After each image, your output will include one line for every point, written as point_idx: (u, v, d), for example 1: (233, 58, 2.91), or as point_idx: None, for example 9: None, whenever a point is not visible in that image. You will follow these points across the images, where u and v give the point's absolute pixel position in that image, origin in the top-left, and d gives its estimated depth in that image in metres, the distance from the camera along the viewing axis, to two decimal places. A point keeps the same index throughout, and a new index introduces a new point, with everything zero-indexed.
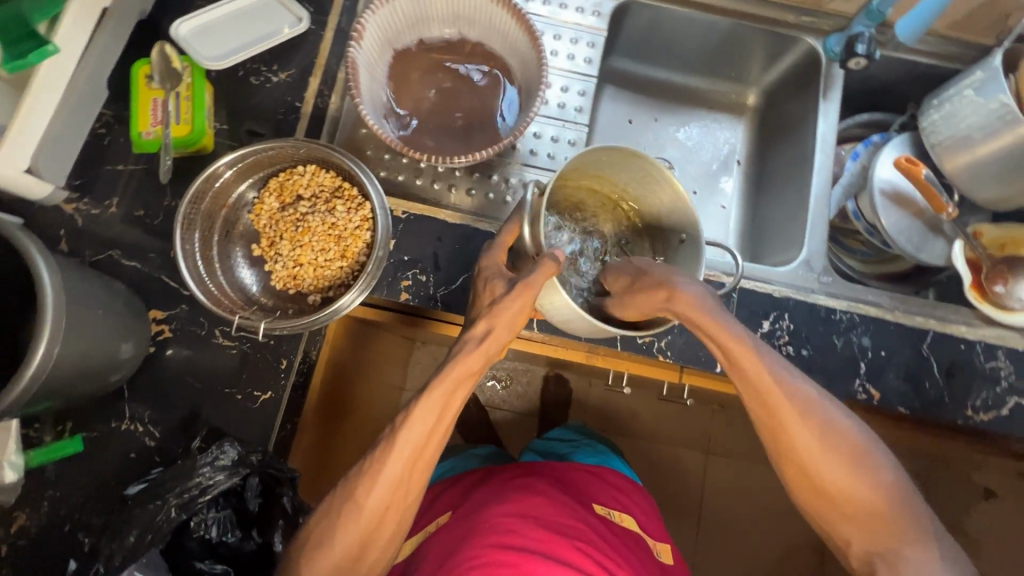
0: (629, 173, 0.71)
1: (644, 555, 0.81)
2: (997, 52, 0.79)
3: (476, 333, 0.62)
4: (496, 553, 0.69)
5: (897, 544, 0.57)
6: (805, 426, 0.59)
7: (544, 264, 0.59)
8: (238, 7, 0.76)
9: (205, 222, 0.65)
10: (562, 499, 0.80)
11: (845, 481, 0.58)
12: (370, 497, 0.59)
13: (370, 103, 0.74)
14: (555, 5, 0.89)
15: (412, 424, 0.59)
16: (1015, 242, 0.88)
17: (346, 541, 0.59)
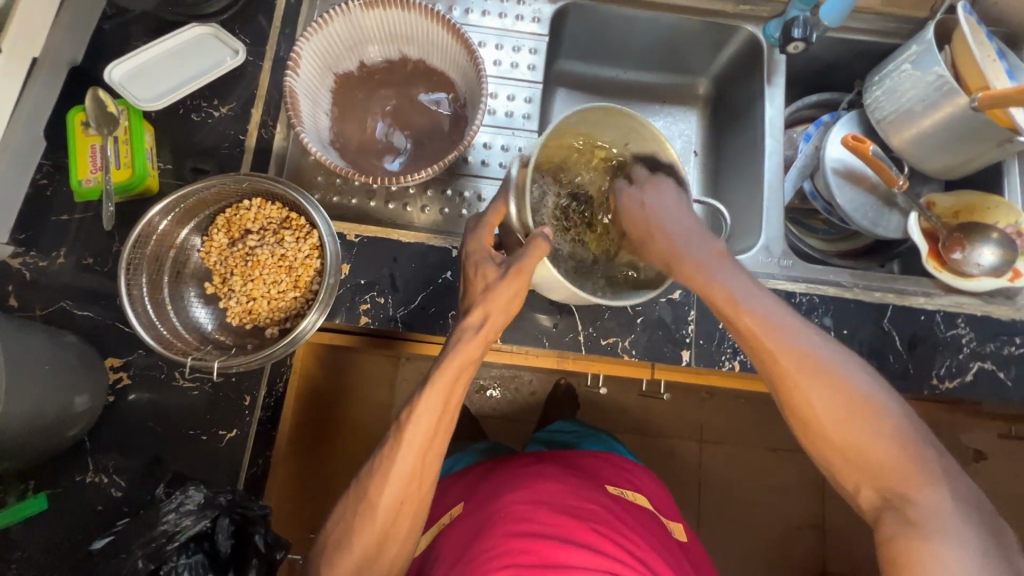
0: (615, 131, 0.71)
1: (659, 529, 0.81)
2: (929, 25, 0.80)
3: (473, 320, 0.63)
4: (512, 540, 0.69)
5: (908, 491, 0.53)
6: (801, 373, 0.58)
7: (535, 243, 0.62)
8: (172, 46, 0.75)
9: (153, 265, 0.64)
10: (576, 483, 0.80)
11: (849, 424, 0.56)
12: (383, 496, 0.60)
13: (313, 132, 0.74)
14: (495, 15, 0.90)
15: (417, 416, 0.60)
16: (969, 208, 0.89)
17: (363, 541, 0.60)
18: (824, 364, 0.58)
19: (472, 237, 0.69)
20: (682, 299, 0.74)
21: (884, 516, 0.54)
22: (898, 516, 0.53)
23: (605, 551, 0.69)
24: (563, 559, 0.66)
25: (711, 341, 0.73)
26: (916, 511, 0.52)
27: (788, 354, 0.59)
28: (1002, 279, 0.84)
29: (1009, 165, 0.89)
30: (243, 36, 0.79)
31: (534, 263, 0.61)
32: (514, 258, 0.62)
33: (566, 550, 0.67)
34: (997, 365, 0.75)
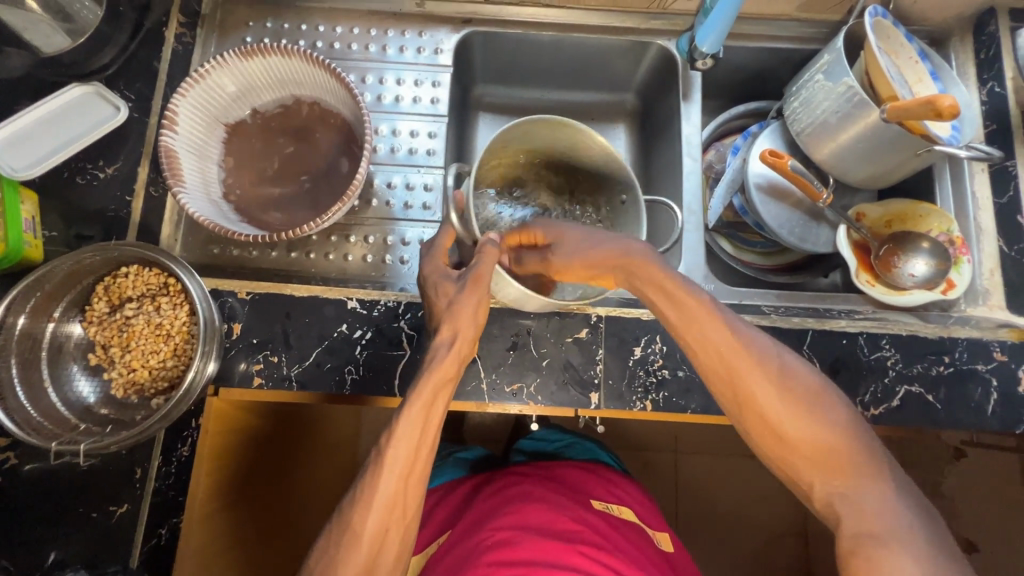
0: (560, 142, 0.81)
1: (646, 544, 0.78)
2: (839, 33, 0.76)
3: (444, 338, 0.63)
4: (500, 569, 0.66)
5: (860, 483, 0.52)
6: (754, 368, 0.57)
7: (484, 249, 0.66)
8: (48, 109, 0.72)
9: (24, 344, 0.61)
10: (561, 503, 0.79)
11: (801, 421, 0.55)
12: (366, 522, 0.55)
13: (196, 188, 0.72)
14: (397, 49, 0.87)
15: (398, 439, 0.57)
16: (901, 217, 0.85)
17: (346, 574, 0.53)
18: (774, 359, 0.57)
19: (429, 264, 0.71)
20: (589, 338, 0.71)
21: (839, 514, 0.52)
22: (851, 512, 0.51)
23: (591, 571, 0.66)
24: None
25: (621, 380, 0.70)
26: (867, 506, 0.50)
27: (741, 349, 0.58)
28: (934, 292, 0.80)
29: (939, 170, 0.85)
30: (127, 92, 0.77)
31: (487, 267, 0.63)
32: (472, 269, 0.65)
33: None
34: (925, 387, 0.72)
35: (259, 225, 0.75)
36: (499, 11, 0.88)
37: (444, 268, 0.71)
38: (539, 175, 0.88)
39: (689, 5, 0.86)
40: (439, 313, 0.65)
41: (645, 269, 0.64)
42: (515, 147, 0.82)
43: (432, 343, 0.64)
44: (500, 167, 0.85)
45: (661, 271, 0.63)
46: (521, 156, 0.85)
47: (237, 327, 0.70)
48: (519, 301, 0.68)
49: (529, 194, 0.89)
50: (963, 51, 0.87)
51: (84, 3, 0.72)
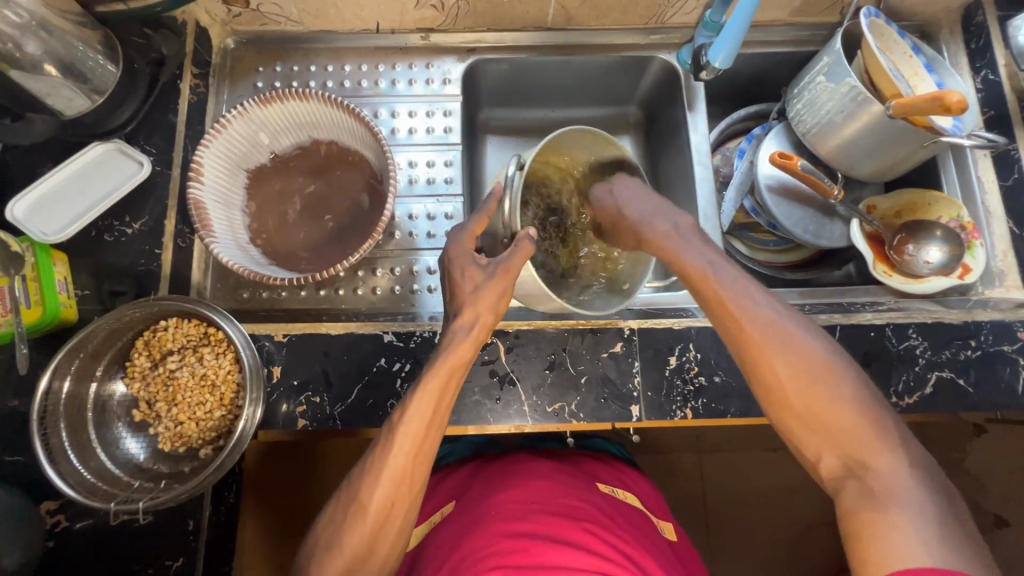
0: (594, 149, 0.81)
1: (649, 529, 0.78)
2: (836, 36, 0.79)
3: (463, 321, 0.65)
4: (504, 540, 0.66)
5: (869, 456, 0.54)
6: (767, 347, 0.60)
7: (521, 245, 0.66)
8: (73, 169, 0.73)
9: (70, 408, 0.61)
10: (568, 483, 0.79)
11: (808, 396, 0.57)
12: (375, 494, 0.59)
13: (226, 235, 0.73)
14: (406, 82, 0.89)
15: (409, 415, 0.61)
16: (911, 206, 0.87)
17: (352, 542, 0.59)
18: (785, 337, 0.60)
19: (453, 243, 0.72)
20: (624, 351, 0.73)
21: (845, 485, 0.54)
22: (857, 483, 0.53)
23: (597, 548, 0.65)
24: (552, 559, 0.63)
25: (660, 391, 0.71)
26: (874, 476, 0.52)
27: (754, 328, 0.61)
28: (952, 278, 0.82)
29: (943, 161, 0.87)
30: (147, 147, 0.78)
31: (518, 262, 0.64)
32: (501, 261, 0.66)
33: (557, 551, 0.64)
34: (955, 372, 0.73)
35: (289, 265, 0.76)
36: (503, 37, 0.90)
37: (471, 251, 0.71)
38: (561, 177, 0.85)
39: (687, 19, 0.88)
40: (464, 296, 0.67)
41: (671, 249, 0.71)
42: (549, 150, 0.80)
43: (450, 325, 0.66)
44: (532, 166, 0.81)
45: (677, 250, 0.71)
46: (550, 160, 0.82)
47: (277, 369, 0.71)
48: (535, 295, 0.70)
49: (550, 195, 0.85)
50: (953, 42, 0.89)
51: (105, 66, 0.73)
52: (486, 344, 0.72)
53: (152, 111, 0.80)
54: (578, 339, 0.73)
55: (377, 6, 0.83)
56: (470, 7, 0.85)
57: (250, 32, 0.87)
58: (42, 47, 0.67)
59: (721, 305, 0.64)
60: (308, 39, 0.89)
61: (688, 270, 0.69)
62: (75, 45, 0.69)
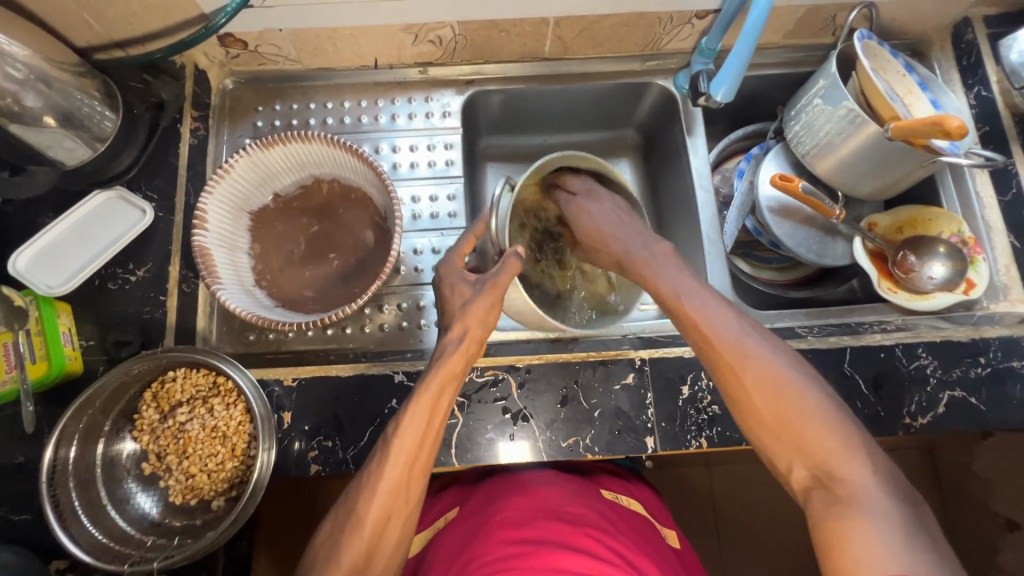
0: (589, 182, 0.83)
1: (654, 537, 0.74)
2: (831, 59, 0.80)
3: (452, 337, 0.65)
4: (506, 547, 0.64)
5: (834, 464, 0.53)
6: (737, 361, 0.60)
7: (510, 262, 0.66)
8: (75, 220, 0.73)
9: (80, 466, 0.61)
10: (573, 487, 0.75)
11: (778, 409, 0.57)
12: (370, 508, 0.58)
13: (232, 280, 0.72)
14: (406, 117, 0.89)
15: (404, 423, 0.60)
16: (911, 222, 0.87)
17: (352, 556, 0.57)
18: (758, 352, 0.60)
19: (445, 263, 0.72)
20: (636, 382, 0.72)
21: (815, 496, 0.53)
22: (827, 492, 0.52)
23: (600, 554, 0.62)
24: (556, 562, 0.60)
25: (674, 422, 0.71)
26: (840, 485, 0.52)
27: (726, 343, 0.61)
28: (956, 293, 0.82)
29: (941, 178, 0.88)
30: (149, 192, 0.78)
31: (506, 277, 0.64)
32: (488, 277, 0.67)
33: (560, 555, 0.61)
34: (967, 391, 0.73)
35: (295, 307, 0.75)
36: (501, 69, 0.91)
37: (460, 269, 0.72)
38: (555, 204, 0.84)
39: (683, 44, 0.88)
40: (454, 312, 0.67)
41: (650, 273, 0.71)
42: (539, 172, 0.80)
43: (441, 339, 0.66)
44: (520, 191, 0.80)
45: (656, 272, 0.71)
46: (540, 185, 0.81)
47: (288, 415, 0.70)
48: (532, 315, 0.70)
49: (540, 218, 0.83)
50: (945, 59, 0.91)
51: (104, 113, 0.72)
52: (497, 381, 0.72)
53: (154, 156, 0.79)
54: (589, 372, 0.73)
55: (376, 44, 0.84)
56: (468, 41, 0.85)
57: (249, 72, 0.87)
58: (41, 98, 0.67)
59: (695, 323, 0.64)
60: (307, 77, 0.89)
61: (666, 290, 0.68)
62: (75, 94, 0.69)
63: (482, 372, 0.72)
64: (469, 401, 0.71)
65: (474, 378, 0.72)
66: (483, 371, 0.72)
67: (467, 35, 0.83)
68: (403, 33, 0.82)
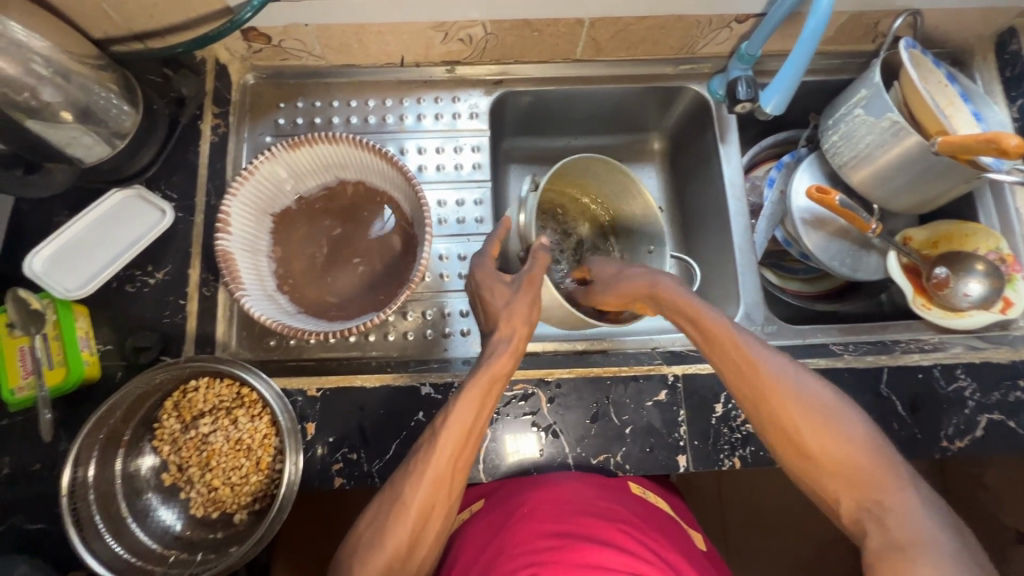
0: (612, 188, 0.82)
1: (683, 538, 0.65)
2: (874, 68, 0.77)
3: (503, 336, 0.63)
4: (538, 539, 0.55)
5: (884, 496, 0.49)
6: (778, 388, 0.55)
7: (538, 255, 0.67)
8: (93, 218, 0.71)
9: (101, 479, 0.60)
10: (600, 480, 0.66)
11: (822, 437, 0.52)
12: (416, 496, 0.56)
13: (255, 285, 0.70)
14: (432, 117, 0.86)
15: (451, 421, 0.58)
16: (947, 237, 0.85)
17: (394, 543, 0.54)
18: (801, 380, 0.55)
19: (479, 266, 0.69)
20: (668, 399, 0.71)
21: (865, 527, 0.49)
22: (876, 526, 0.48)
23: (631, 549, 0.54)
24: (587, 558, 0.51)
25: (707, 440, 0.69)
26: (889, 517, 0.48)
27: (766, 371, 0.56)
28: (993, 312, 0.80)
29: (980, 195, 0.86)
30: (169, 192, 0.75)
31: (541, 270, 0.64)
32: (524, 272, 0.66)
33: (595, 550, 0.52)
34: (1005, 414, 0.72)
35: (318, 313, 0.73)
36: (531, 69, 0.88)
37: (495, 271, 0.69)
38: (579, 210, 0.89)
39: (720, 48, 0.86)
40: (497, 312, 0.65)
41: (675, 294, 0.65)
42: (568, 180, 0.84)
43: (488, 340, 0.64)
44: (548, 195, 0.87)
45: (687, 298, 0.64)
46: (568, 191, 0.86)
47: (312, 425, 0.68)
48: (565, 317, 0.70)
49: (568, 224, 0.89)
50: (987, 70, 0.88)
51: (121, 107, 0.69)
52: (526, 395, 0.70)
53: (174, 153, 0.77)
54: (622, 388, 0.71)
55: (404, 41, 0.81)
56: (498, 40, 0.82)
57: (270, 67, 0.84)
58: (59, 93, 0.64)
59: (731, 350, 0.59)
60: (329, 73, 0.86)
61: (699, 319, 0.62)
62: (94, 89, 0.66)
63: (511, 385, 0.71)
64: (497, 416, 0.69)
65: (502, 391, 0.70)
66: (512, 385, 0.71)
67: (499, 35, 0.80)
68: (432, 31, 0.79)
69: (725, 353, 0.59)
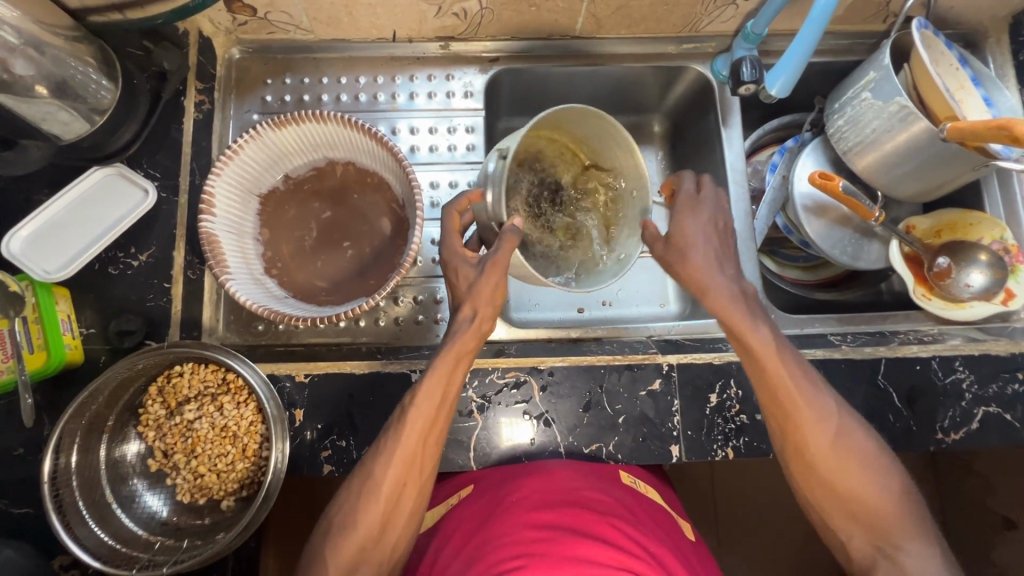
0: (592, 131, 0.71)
1: (674, 529, 0.65)
2: (884, 49, 0.74)
3: (464, 315, 0.61)
4: (525, 530, 0.54)
5: (902, 542, 0.55)
6: (821, 434, 0.58)
7: (505, 237, 0.61)
8: (72, 199, 0.69)
9: (84, 465, 0.59)
10: (590, 469, 0.65)
11: (854, 479, 0.57)
12: (386, 473, 0.57)
13: (241, 269, 0.68)
14: (425, 95, 0.84)
15: (420, 398, 0.58)
16: (951, 226, 0.83)
17: (367, 520, 0.56)
18: (840, 428, 0.58)
19: (443, 245, 0.66)
20: (663, 388, 0.70)
21: (875, 565, 0.56)
22: (889, 566, 0.55)
23: (622, 544, 0.53)
24: (574, 552, 0.50)
25: (700, 430, 0.69)
26: (904, 560, 0.54)
27: (812, 414, 0.58)
28: (994, 304, 0.79)
29: (987, 183, 0.84)
30: (152, 170, 0.73)
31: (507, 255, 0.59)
32: (488, 254, 0.61)
33: (583, 543, 0.51)
34: (1002, 407, 0.71)
35: (306, 298, 0.72)
36: (528, 47, 0.85)
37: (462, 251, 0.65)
38: (561, 155, 0.77)
39: (724, 26, 0.82)
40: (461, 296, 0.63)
41: (732, 312, 0.61)
42: (548, 124, 0.72)
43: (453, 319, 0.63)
44: (525, 139, 0.74)
45: (739, 312, 0.61)
46: (546, 134, 0.74)
47: (300, 412, 0.67)
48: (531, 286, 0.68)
49: (546, 171, 0.78)
50: (1000, 53, 0.85)
51: (100, 82, 0.66)
52: (518, 383, 0.69)
53: (156, 130, 0.74)
54: (617, 377, 0.70)
55: (396, 14, 0.77)
56: (495, 15, 0.78)
57: (256, 40, 0.81)
58: (32, 66, 0.61)
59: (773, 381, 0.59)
60: (319, 48, 0.82)
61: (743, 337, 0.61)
62: (69, 61, 0.63)
63: (503, 373, 0.70)
64: (488, 403, 0.69)
65: (494, 379, 0.69)
66: (504, 373, 0.69)
67: (495, 9, 0.77)
68: (425, 5, 0.75)
69: (774, 389, 0.59)
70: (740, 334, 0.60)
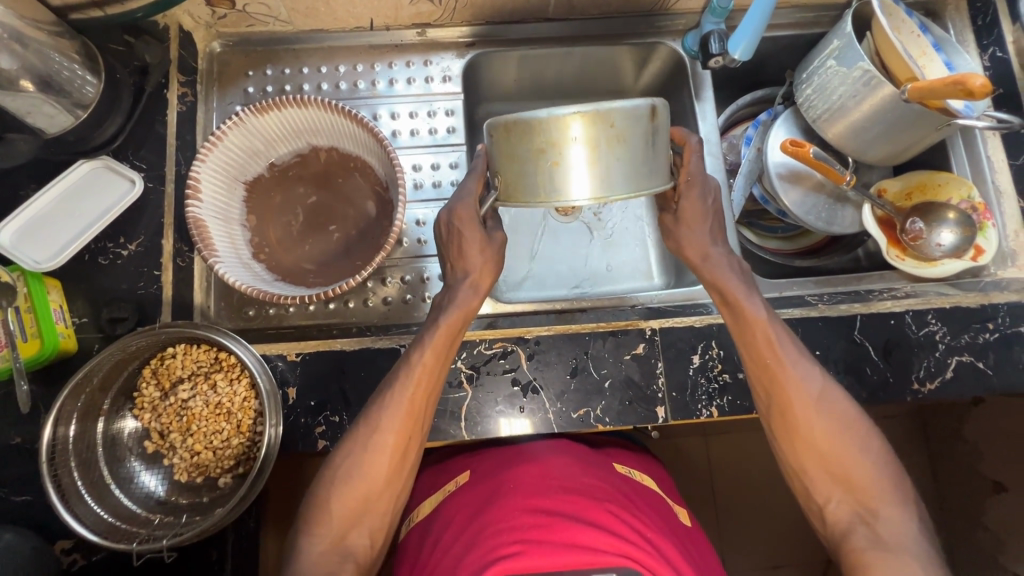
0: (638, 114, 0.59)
1: (665, 510, 0.66)
2: (845, 17, 0.77)
3: (458, 277, 0.66)
4: (521, 515, 0.55)
5: (880, 506, 0.57)
6: (805, 401, 0.61)
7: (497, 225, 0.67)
8: (59, 192, 0.70)
9: (80, 446, 0.60)
10: (585, 458, 0.67)
11: (836, 444, 0.60)
12: (391, 423, 0.59)
13: (229, 253, 0.69)
14: (405, 81, 0.85)
15: (427, 352, 0.61)
16: (921, 188, 0.85)
17: (373, 466, 0.59)
18: (824, 391, 0.61)
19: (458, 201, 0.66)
20: (646, 352, 0.72)
21: (850, 530, 0.57)
22: (867, 533, 0.56)
23: (617, 531, 0.53)
24: (574, 539, 0.51)
25: (685, 391, 0.71)
26: (883, 524, 0.56)
27: (796, 378, 0.62)
28: (965, 260, 0.81)
29: (952, 143, 0.87)
30: (137, 162, 0.74)
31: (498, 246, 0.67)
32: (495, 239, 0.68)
33: (578, 529, 0.52)
34: (974, 356, 0.73)
35: (295, 280, 0.73)
36: (502, 31, 0.87)
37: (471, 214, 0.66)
38: None
39: (691, 3, 0.85)
40: (456, 258, 0.67)
41: (726, 284, 0.66)
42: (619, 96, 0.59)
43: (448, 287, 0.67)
44: None
45: (736, 286, 0.66)
46: None
47: (293, 390, 0.68)
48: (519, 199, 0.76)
49: None
50: (959, 18, 0.88)
51: (85, 77, 0.68)
52: (506, 353, 0.71)
53: (140, 124, 0.76)
54: (602, 343, 0.72)
55: (371, 3, 0.79)
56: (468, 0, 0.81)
57: (236, 33, 0.82)
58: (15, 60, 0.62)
59: (764, 347, 0.63)
60: (298, 39, 0.84)
61: (736, 305, 0.65)
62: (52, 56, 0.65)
63: (491, 344, 0.71)
64: (477, 373, 0.70)
65: (482, 350, 0.71)
66: (491, 344, 0.71)
67: None
68: None
69: (759, 351, 0.63)
70: (732, 300, 0.65)
